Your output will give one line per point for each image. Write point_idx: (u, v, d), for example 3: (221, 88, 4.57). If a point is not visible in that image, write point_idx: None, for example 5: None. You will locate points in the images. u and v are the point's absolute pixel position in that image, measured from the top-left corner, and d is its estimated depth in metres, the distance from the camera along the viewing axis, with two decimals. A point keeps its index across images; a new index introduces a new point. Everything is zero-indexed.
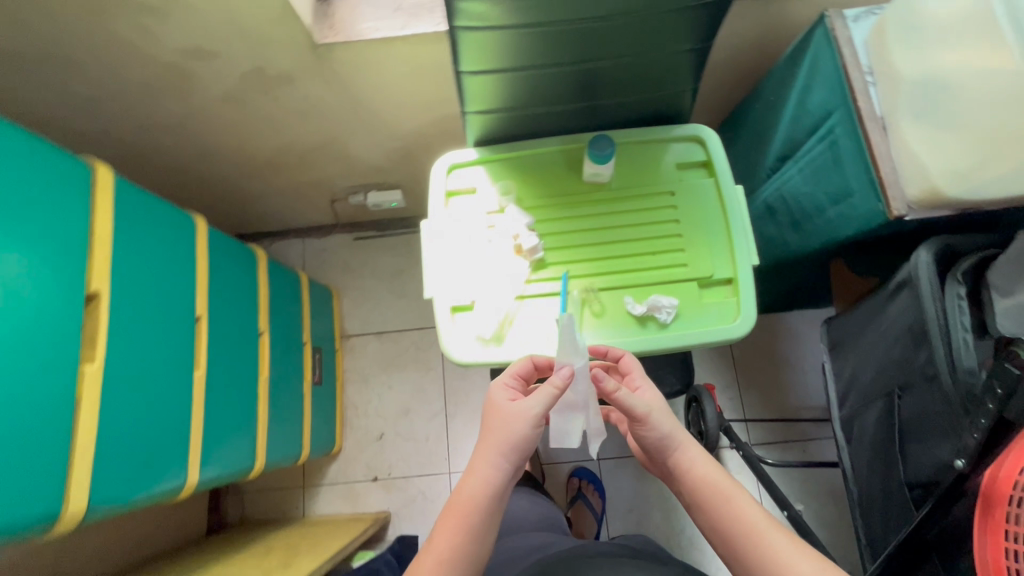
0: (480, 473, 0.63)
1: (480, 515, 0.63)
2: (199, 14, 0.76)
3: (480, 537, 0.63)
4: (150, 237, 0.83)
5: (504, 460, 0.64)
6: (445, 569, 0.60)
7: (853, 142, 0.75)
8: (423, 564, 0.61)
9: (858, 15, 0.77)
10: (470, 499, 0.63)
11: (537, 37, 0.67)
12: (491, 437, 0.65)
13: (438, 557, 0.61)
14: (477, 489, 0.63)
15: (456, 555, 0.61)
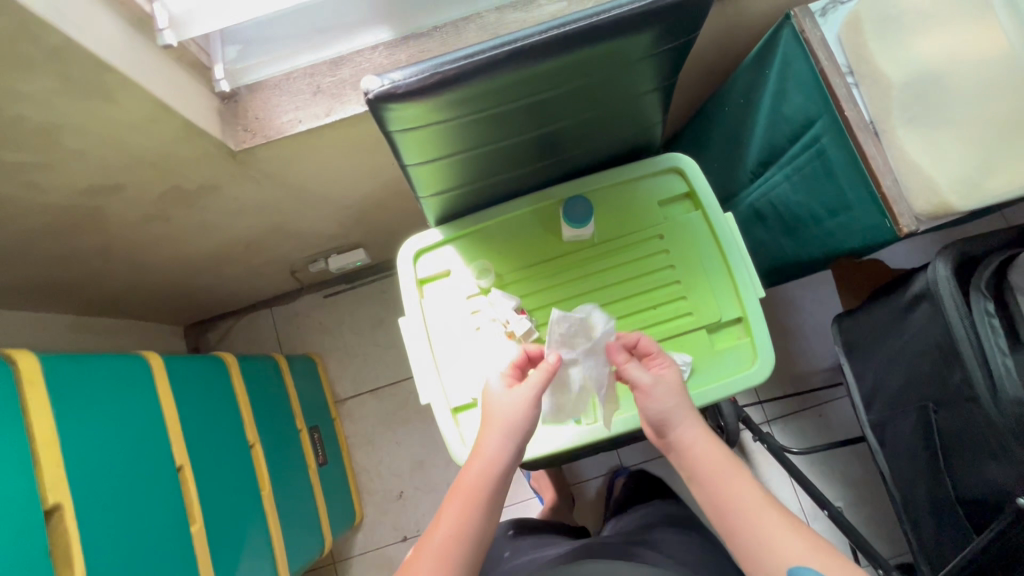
0: (484, 455, 0.63)
1: (487, 496, 0.61)
2: (89, 160, 0.64)
3: (488, 512, 0.61)
4: (102, 406, 0.75)
5: (510, 442, 0.63)
6: (452, 544, 0.59)
7: (844, 153, 0.69)
8: (429, 544, 0.59)
9: (826, 7, 0.69)
10: (478, 479, 0.62)
11: (485, 119, 0.59)
12: (494, 418, 0.64)
13: (444, 532, 0.60)
14: (483, 471, 0.62)
15: (465, 531, 0.60)
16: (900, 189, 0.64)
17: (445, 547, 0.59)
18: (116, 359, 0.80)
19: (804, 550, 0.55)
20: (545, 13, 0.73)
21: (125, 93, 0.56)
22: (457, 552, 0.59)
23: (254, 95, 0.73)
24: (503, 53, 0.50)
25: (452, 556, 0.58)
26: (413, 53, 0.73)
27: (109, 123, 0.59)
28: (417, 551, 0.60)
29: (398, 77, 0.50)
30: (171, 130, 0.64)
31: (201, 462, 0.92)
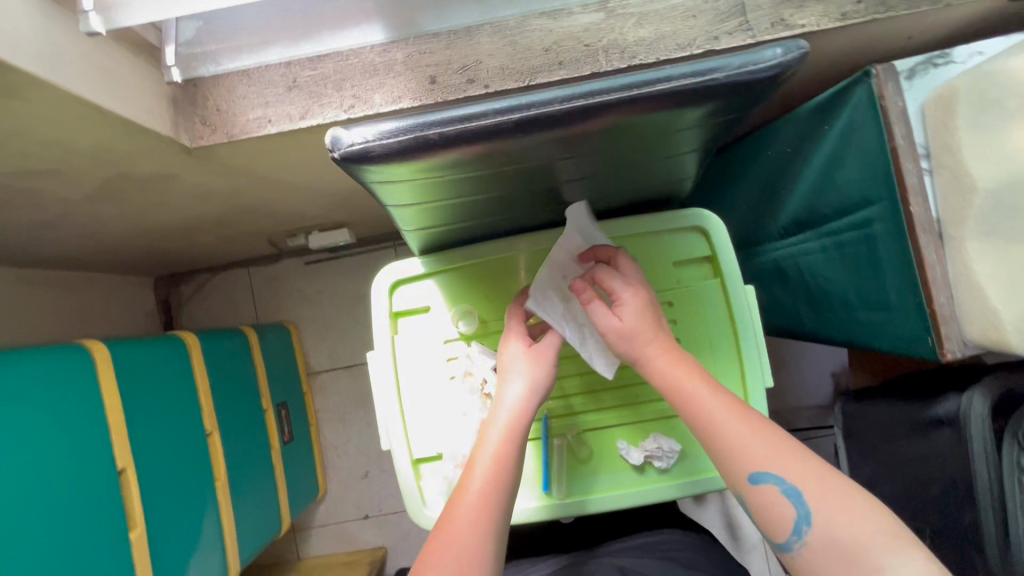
0: (506, 404, 0.56)
1: (519, 447, 0.54)
2: (8, 150, 0.53)
3: (521, 464, 0.54)
4: (27, 415, 0.69)
5: (536, 396, 0.57)
6: (491, 497, 0.51)
7: (898, 250, 0.59)
8: (463, 498, 0.50)
9: (914, 69, 0.57)
10: (508, 430, 0.54)
11: (483, 176, 0.48)
12: (514, 369, 0.58)
13: (478, 485, 0.51)
14: (512, 423, 0.55)
15: (500, 480, 0.52)
16: (954, 308, 0.56)
17: (484, 502, 0.50)
18: (48, 359, 0.73)
19: (765, 454, 0.45)
20: (576, 26, 0.60)
21: (37, 92, 0.44)
22: (498, 505, 0.51)
23: (218, 82, 0.61)
24: (511, 122, 0.39)
25: (492, 512, 0.50)
26: (412, 54, 0.60)
27: (25, 121, 0.48)
28: (451, 505, 0.51)
29: (373, 135, 0.39)
30: (108, 127, 0.53)
31: (148, 461, 0.87)
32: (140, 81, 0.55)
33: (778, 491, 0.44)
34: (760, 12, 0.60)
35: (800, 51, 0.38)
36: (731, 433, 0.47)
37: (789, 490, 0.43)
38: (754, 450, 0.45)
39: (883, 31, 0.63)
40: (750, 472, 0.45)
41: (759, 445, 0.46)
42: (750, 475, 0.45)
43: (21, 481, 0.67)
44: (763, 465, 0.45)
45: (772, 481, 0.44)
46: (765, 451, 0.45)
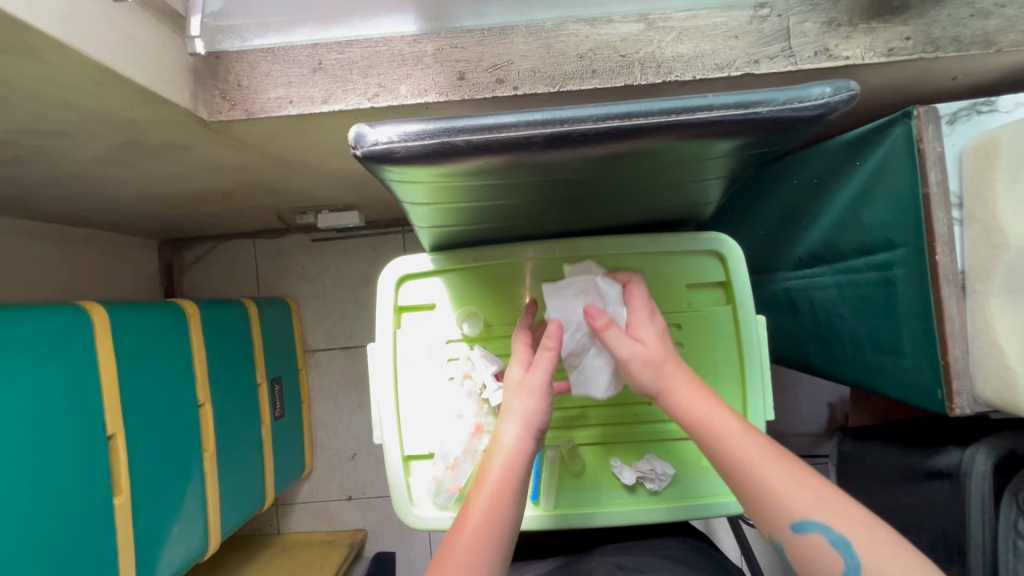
0: (502, 444, 0.54)
1: (515, 489, 0.51)
2: (21, 107, 0.52)
3: (517, 507, 0.51)
4: (21, 375, 0.68)
5: (529, 432, 0.55)
6: (484, 542, 0.47)
7: (918, 296, 0.58)
8: (455, 545, 0.47)
9: (956, 114, 0.55)
10: (502, 472, 0.52)
11: (505, 185, 0.47)
12: (513, 406, 0.56)
13: (472, 528, 0.48)
14: (507, 465, 0.52)
15: (494, 525, 0.48)
16: (968, 363, 0.55)
17: (476, 545, 0.47)
18: (44, 319, 0.72)
19: (808, 501, 0.44)
20: (613, 34, 0.58)
21: (55, 54, 0.43)
22: (491, 553, 0.47)
23: (242, 57, 0.59)
24: (542, 136, 0.37)
25: (485, 558, 0.46)
26: (443, 47, 0.59)
27: (40, 81, 0.47)
28: (444, 551, 0.47)
29: (398, 137, 0.37)
30: (125, 95, 0.52)
31: (137, 428, 0.87)
32: (162, 49, 0.54)
33: (825, 541, 0.43)
34: (804, 39, 0.58)
35: (849, 94, 0.37)
36: (774, 482, 0.46)
37: (837, 540, 0.42)
38: (797, 497, 0.44)
39: (926, 71, 0.61)
40: (793, 520, 0.44)
41: (804, 494, 0.45)
42: (793, 524, 0.44)
43: (10, 442, 0.66)
44: (810, 511, 0.44)
45: (819, 531, 0.43)
46: (808, 498, 0.44)
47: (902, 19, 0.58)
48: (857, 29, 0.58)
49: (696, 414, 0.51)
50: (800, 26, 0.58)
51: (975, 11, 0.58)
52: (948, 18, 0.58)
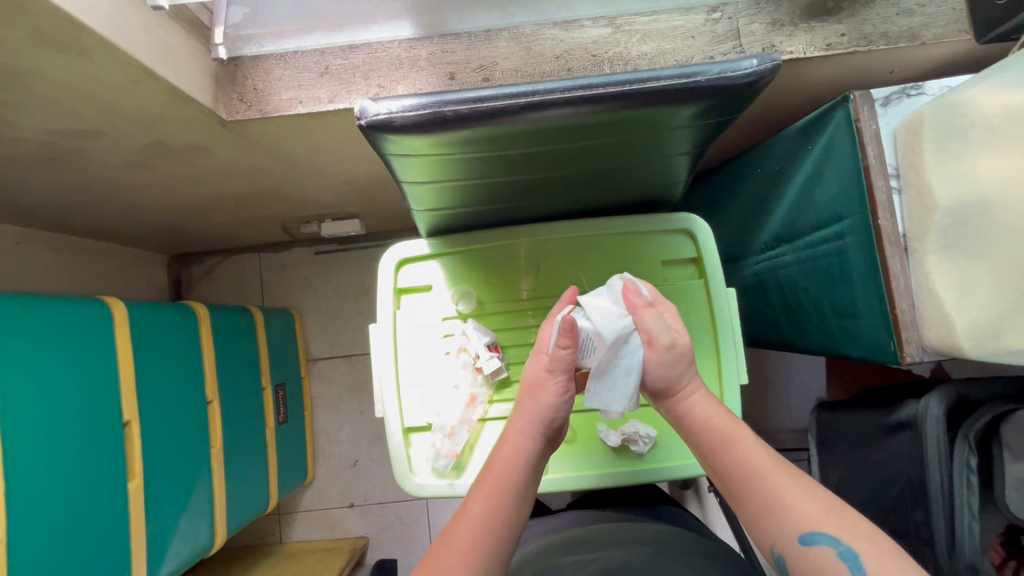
0: (510, 440, 0.56)
1: (516, 487, 0.54)
2: (64, 106, 0.59)
3: (517, 506, 0.53)
4: (47, 356, 0.74)
5: (538, 427, 0.56)
6: (480, 536, 0.49)
7: (866, 259, 0.64)
8: (453, 535, 0.49)
9: (889, 96, 0.62)
10: (506, 465, 0.55)
11: (490, 158, 0.54)
12: (526, 404, 0.57)
13: (469, 521, 0.50)
14: (512, 458, 0.55)
15: (493, 520, 0.51)
16: (915, 315, 0.61)
17: (473, 538, 0.49)
18: (71, 307, 0.78)
19: (817, 512, 0.46)
20: (585, 37, 0.66)
21: (102, 52, 0.50)
22: (485, 546, 0.49)
23: (257, 63, 0.67)
24: (517, 105, 0.45)
25: (480, 550, 0.48)
26: (435, 52, 0.67)
27: (86, 80, 0.54)
28: (441, 540, 0.50)
29: (396, 108, 0.45)
30: (157, 93, 0.59)
31: (152, 417, 0.91)
32: (189, 55, 0.61)
33: (834, 553, 0.44)
34: (752, 37, 0.66)
35: (773, 64, 0.44)
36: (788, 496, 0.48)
37: (846, 552, 0.44)
38: (807, 507, 0.46)
39: (863, 65, 0.69)
40: (801, 531, 0.46)
41: (812, 505, 0.47)
42: (801, 536, 0.46)
43: (33, 418, 0.71)
44: (818, 524, 0.45)
45: (827, 542, 0.45)
46: (817, 509, 0.46)
47: (838, 18, 0.66)
48: (799, 28, 0.66)
49: (711, 423, 0.54)
50: (748, 26, 0.66)
51: (901, 10, 0.66)
52: (877, 17, 0.66)
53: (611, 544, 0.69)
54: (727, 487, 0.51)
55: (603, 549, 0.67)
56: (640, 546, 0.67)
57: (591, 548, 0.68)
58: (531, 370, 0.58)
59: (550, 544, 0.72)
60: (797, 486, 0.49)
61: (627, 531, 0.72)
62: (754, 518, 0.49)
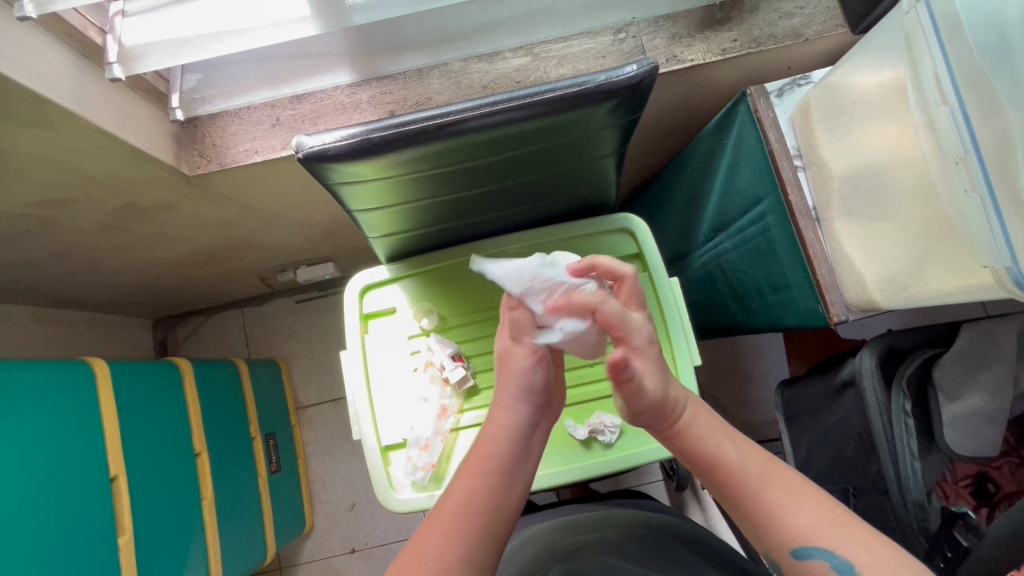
0: (499, 419, 0.57)
1: (501, 463, 0.55)
2: (39, 179, 0.66)
3: (506, 482, 0.54)
4: (27, 418, 0.72)
5: (523, 401, 0.56)
6: (463, 518, 0.51)
7: (786, 234, 0.69)
8: (438, 516, 0.51)
9: (782, 88, 0.71)
10: (492, 444, 0.56)
11: (424, 177, 0.60)
12: (502, 378, 0.57)
13: (453, 506, 0.52)
14: (497, 434, 0.56)
15: (475, 499, 0.52)
16: (835, 277, 0.66)
17: (456, 520, 0.51)
18: (55, 368, 0.77)
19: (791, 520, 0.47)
20: (507, 67, 0.74)
21: (66, 122, 0.57)
22: (468, 532, 0.50)
23: (214, 121, 0.74)
24: (433, 125, 0.51)
25: (463, 530, 0.50)
26: (375, 94, 0.74)
27: (55, 149, 0.61)
28: (427, 522, 0.52)
29: (329, 140, 0.51)
30: (121, 156, 0.66)
31: (141, 473, 0.89)
32: (149, 120, 0.68)
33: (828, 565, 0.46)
34: (656, 51, 0.74)
35: (652, 66, 0.51)
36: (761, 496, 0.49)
37: (840, 564, 0.45)
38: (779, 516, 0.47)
39: (759, 63, 0.77)
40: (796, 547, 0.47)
41: (793, 510, 0.48)
42: (796, 550, 0.47)
43: (23, 478, 0.70)
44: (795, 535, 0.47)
45: (820, 556, 0.46)
46: (793, 515, 0.47)
47: (729, 27, 0.74)
48: (695, 38, 0.74)
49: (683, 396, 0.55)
50: (651, 41, 0.74)
51: (783, 13, 0.74)
52: (763, 21, 0.74)
53: (605, 525, 0.69)
54: (709, 474, 0.53)
55: (597, 531, 0.68)
56: (633, 528, 0.67)
57: (585, 530, 0.68)
58: (500, 343, 0.59)
59: (547, 526, 0.72)
60: (772, 487, 0.50)
61: (622, 514, 0.72)
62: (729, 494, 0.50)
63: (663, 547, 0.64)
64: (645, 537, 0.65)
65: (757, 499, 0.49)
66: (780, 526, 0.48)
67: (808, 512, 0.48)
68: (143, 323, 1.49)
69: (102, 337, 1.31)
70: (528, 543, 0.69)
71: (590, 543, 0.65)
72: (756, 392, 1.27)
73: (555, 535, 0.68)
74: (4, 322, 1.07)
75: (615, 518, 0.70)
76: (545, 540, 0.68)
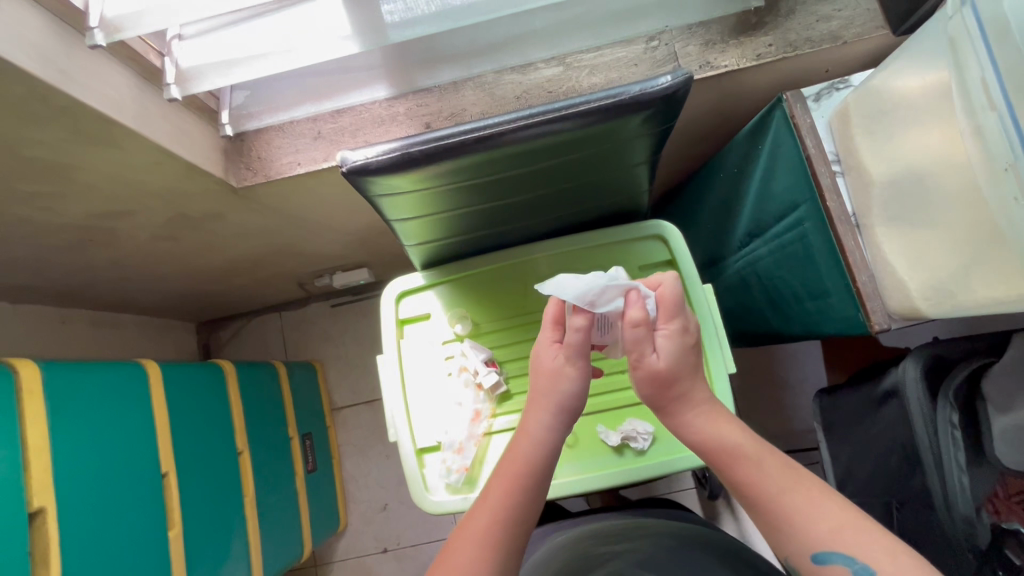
0: (531, 432, 0.57)
1: (533, 477, 0.55)
2: (102, 193, 0.70)
3: (536, 494, 0.55)
4: (89, 417, 0.77)
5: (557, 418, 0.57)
6: (497, 532, 0.52)
7: (824, 241, 0.68)
8: (472, 530, 0.52)
9: (819, 93, 0.70)
10: (522, 458, 0.56)
11: (461, 188, 0.62)
12: (539, 392, 0.57)
13: (487, 519, 0.52)
14: (529, 449, 0.56)
15: (508, 515, 0.53)
16: (876, 285, 0.65)
17: (489, 533, 0.51)
18: (112, 370, 0.82)
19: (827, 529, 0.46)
20: (540, 77, 0.75)
21: (129, 140, 0.61)
22: (502, 547, 0.51)
23: (260, 135, 0.77)
24: (471, 138, 0.53)
25: (497, 545, 0.51)
26: (411, 107, 0.76)
27: (117, 165, 0.65)
28: (460, 535, 0.52)
29: (372, 154, 0.53)
30: (176, 170, 0.70)
31: (188, 469, 0.94)
32: (201, 136, 0.72)
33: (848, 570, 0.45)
34: (689, 58, 0.74)
35: (686, 76, 0.51)
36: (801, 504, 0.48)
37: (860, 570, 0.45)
38: (819, 525, 0.46)
39: (795, 67, 0.76)
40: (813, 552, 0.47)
41: (828, 520, 0.47)
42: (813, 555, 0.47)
43: (85, 472, 0.75)
44: (833, 546, 0.46)
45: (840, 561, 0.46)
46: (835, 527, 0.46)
47: (764, 32, 0.73)
48: (729, 44, 0.73)
49: None
50: (684, 48, 0.74)
51: (820, 17, 0.73)
52: (799, 25, 0.73)
53: (635, 535, 0.69)
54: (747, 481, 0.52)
55: (627, 541, 0.67)
56: (664, 538, 0.67)
57: (615, 541, 0.68)
58: (546, 360, 0.57)
59: (577, 535, 0.72)
60: (812, 494, 0.49)
61: (652, 523, 0.72)
62: (770, 505, 0.50)
63: (697, 554, 0.63)
64: (676, 547, 0.65)
65: (798, 508, 0.48)
66: (820, 535, 0.47)
67: (849, 520, 0.47)
68: (189, 326, 1.56)
69: (152, 339, 1.38)
70: (557, 551, 0.69)
71: (619, 554, 0.65)
72: (792, 400, 1.24)
73: (586, 544, 0.68)
74: (66, 326, 1.15)
75: (647, 530, 0.70)
76: (575, 550, 0.68)
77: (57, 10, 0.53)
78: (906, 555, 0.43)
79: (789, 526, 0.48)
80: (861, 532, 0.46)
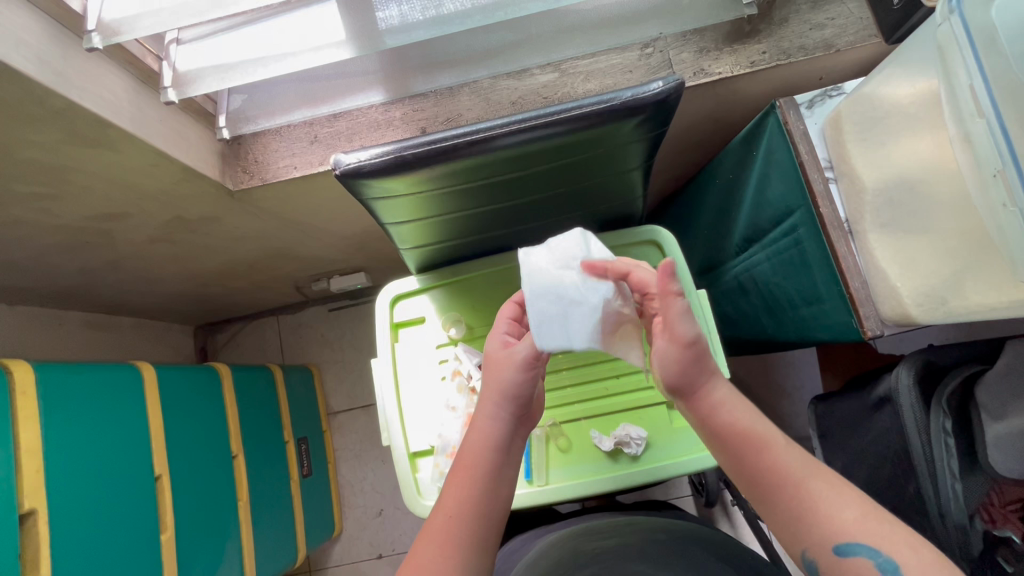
0: (480, 426, 0.57)
1: (486, 471, 0.55)
2: (99, 196, 0.71)
3: (492, 489, 0.55)
4: (86, 417, 0.77)
5: (503, 410, 0.56)
6: (454, 528, 0.52)
7: (818, 247, 0.68)
8: (430, 529, 0.53)
9: (813, 99, 0.70)
10: (473, 452, 0.56)
11: (455, 192, 0.62)
12: (490, 386, 0.57)
13: (444, 517, 0.53)
14: (476, 443, 0.56)
15: (466, 509, 0.53)
16: (869, 291, 0.65)
17: (446, 532, 0.52)
18: (108, 372, 0.82)
19: (814, 533, 0.46)
20: (535, 83, 0.76)
21: (126, 143, 0.62)
22: (457, 549, 0.51)
23: (257, 139, 0.78)
24: (464, 142, 0.53)
25: (456, 539, 0.52)
26: (407, 111, 0.77)
27: (115, 167, 0.66)
28: (420, 539, 0.53)
29: (364, 157, 0.54)
30: (171, 173, 0.70)
31: (181, 472, 0.93)
32: (198, 139, 0.73)
33: (872, 563, 0.44)
34: (683, 65, 0.75)
35: (678, 82, 0.52)
36: (800, 497, 0.47)
37: (885, 563, 0.43)
38: (822, 517, 0.46)
39: (788, 74, 0.77)
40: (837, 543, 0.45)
41: (836, 510, 0.46)
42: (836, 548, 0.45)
43: (77, 474, 0.74)
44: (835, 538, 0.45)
45: (864, 553, 0.44)
46: (855, 515, 0.45)
47: (758, 39, 0.74)
48: (723, 51, 0.74)
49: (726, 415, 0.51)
50: (679, 55, 0.75)
51: (813, 25, 0.73)
52: (793, 33, 0.73)
53: (626, 531, 0.68)
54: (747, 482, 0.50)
55: (619, 537, 0.67)
56: (654, 534, 0.67)
57: (605, 536, 0.68)
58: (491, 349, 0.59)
59: (567, 534, 0.71)
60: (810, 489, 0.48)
61: (641, 520, 0.71)
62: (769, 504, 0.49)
63: (689, 551, 0.63)
64: (666, 542, 0.65)
65: (801, 504, 0.47)
66: (818, 531, 0.46)
67: (841, 511, 0.46)
68: (186, 330, 1.56)
69: (148, 343, 1.38)
70: (547, 549, 0.68)
71: (611, 549, 0.64)
72: (789, 407, 1.23)
73: (577, 541, 0.68)
74: (62, 328, 1.15)
75: (637, 526, 0.69)
76: (565, 548, 0.67)
77: (55, 13, 0.54)
78: (892, 545, 0.43)
79: (777, 521, 0.48)
80: (849, 524, 0.45)
